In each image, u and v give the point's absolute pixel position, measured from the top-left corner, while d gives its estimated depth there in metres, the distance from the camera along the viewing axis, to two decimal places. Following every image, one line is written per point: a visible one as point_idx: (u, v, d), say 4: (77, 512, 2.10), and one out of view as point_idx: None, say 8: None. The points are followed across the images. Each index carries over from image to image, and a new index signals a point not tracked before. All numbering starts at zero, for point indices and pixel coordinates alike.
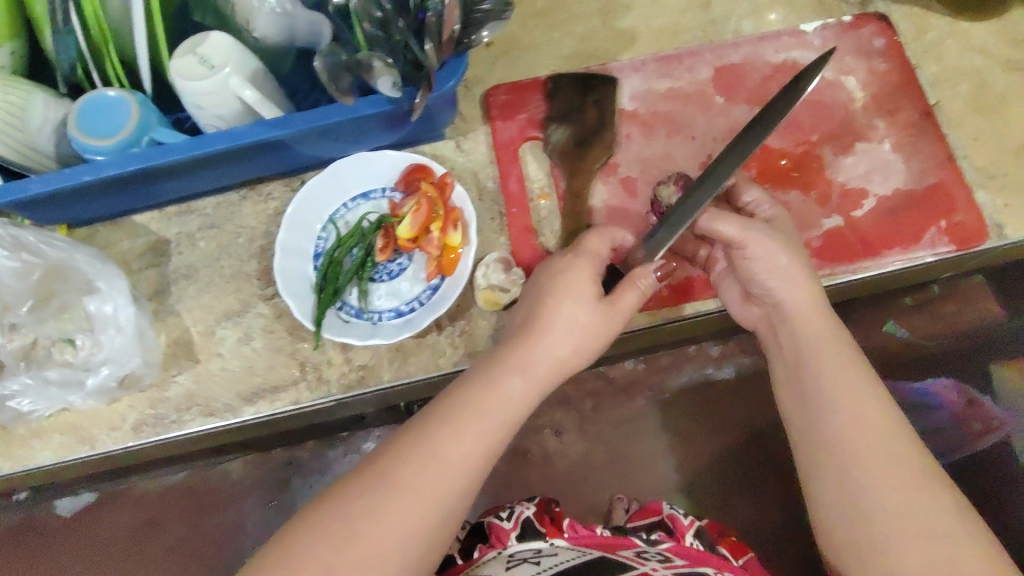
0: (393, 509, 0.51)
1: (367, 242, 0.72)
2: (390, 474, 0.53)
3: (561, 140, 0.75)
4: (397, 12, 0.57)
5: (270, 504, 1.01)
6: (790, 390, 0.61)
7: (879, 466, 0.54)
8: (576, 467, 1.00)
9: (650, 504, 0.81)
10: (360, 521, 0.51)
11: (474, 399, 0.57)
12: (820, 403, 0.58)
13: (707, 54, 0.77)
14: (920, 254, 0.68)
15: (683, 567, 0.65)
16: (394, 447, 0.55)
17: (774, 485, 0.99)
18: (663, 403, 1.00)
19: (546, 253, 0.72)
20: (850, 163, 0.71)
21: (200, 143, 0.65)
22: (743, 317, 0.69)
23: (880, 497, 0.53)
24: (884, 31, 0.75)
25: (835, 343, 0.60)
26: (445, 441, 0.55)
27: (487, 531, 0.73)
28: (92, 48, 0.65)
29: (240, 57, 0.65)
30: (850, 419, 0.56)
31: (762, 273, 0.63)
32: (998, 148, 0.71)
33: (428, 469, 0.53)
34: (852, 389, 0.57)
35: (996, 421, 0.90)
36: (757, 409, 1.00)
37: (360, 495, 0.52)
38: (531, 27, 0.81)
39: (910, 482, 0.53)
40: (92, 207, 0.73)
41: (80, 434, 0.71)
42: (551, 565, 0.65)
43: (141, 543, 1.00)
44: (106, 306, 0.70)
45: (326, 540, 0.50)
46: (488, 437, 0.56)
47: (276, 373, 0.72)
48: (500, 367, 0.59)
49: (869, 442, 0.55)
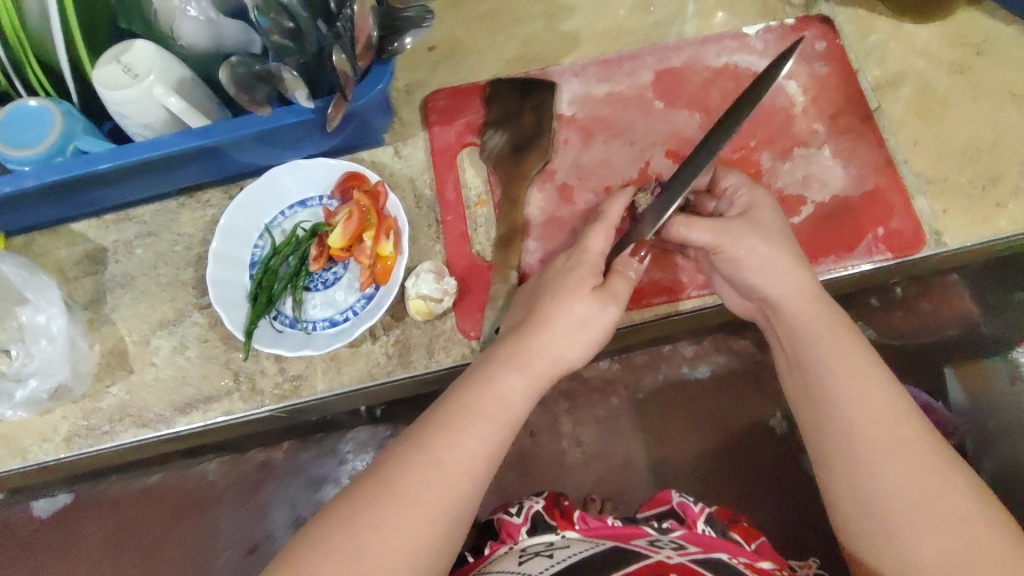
0: (390, 517, 0.50)
1: (302, 251, 0.71)
2: (394, 484, 0.52)
3: (498, 146, 0.74)
4: (313, 20, 0.59)
5: (249, 506, 0.97)
6: (797, 382, 0.61)
7: (890, 455, 0.54)
8: (554, 468, 0.97)
9: (659, 493, 0.78)
10: (366, 534, 0.49)
11: (467, 399, 0.56)
12: (825, 394, 0.57)
13: (648, 58, 0.76)
14: (856, 262, 0.67)
15: (697, 555, 0.63)
16: (393, 456, 0.54)
17: (769, 486, 0.95)
18: (639, 405, 0.97)
19: (483, 261, 0.72)
20: (788, 169, 0.70)
21: (123, 153, 0.64)
22: (741, 309, 0.68)
23: (890, 487, 0.53)
24: (827, 34, 0.74)
25: (833, 331, 0.59)
26: (446, 443, 0.54)
27: (498, 529, 0.74)
28: (13, 58, 0.66)
29: (164, 65, 0.63)
30: (856, 409, 0.56)
31: (750, 270, 0.62)
32: (938, 153, 0.70)
33: (432, 474, 0.52)
34: (859, 377, 0.57)
35: (951, 426, 0.86)
36: (740, 404, 0.97)
37: (362, 508, 0.50)
38: (475, 30, 0.80)
39: (922, 471, 0.53)
40: (26, 216, 0.73)
41: (13, 446, 0.71)
42: (563, 557, 0.64)
43: (117, 545, 0.96)
44: (39, 316, 0.70)
45: (334, 557, 0.48)
46: (489, 436, 0.55)
47: (209, 383, 0.71)
48: (491, 368, 0.58)
49: (877, 431, 0.55)
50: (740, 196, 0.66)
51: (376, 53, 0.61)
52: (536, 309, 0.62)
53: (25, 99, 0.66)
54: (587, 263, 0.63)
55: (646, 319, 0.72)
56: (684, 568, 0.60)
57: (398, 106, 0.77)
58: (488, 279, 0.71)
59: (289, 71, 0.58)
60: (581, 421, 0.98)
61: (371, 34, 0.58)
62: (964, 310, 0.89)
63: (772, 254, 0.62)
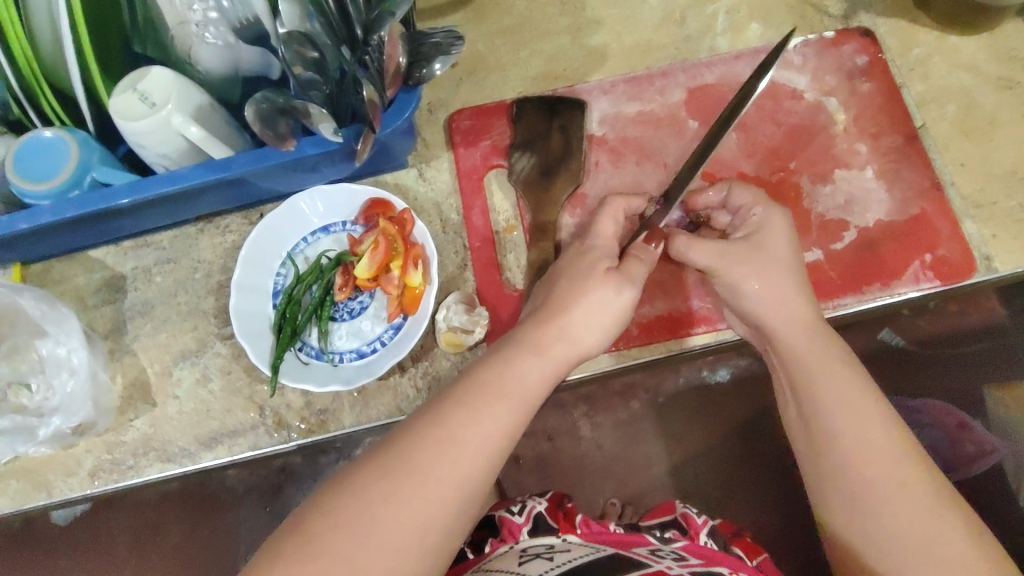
0: (406, 494, 0.47)
1: (326, 280, 0.69)
2: (410, 459, 0.48)
3: (526, 169, 0.71)
4: (337, 47, 0.57)
5: (268, 509, 0.92)
6: (794, 416, 0.57)
7: (889, 491, 0.51)
8: (574, 472, 0.93)
9: (662, 503, 0.75)
10: (378, 508, 0.46)
11: (494, 384, 0.52)
12: (825, 431, 0.54)
13: (680, 75, 0.73)
14: (904, 290, 0.65)
15: (699, 568, 0.61)
16: (408, 432, 0.50)
17: (775, 498, 0.91)
18: (659, 408, 0.93)
19: (513, 290, 0.70)
20: (829, 192, 0.68)
21: (140, 187, 0.62)
22: (743, 334, 0.65)
23: (894, 531, 0.50)
24: (867, 47, 0.71)
25: (832, 364, 0.56)
26: (466, 420, 0.50)
27: (497, 525, 0.70)
28: (25, 87, 0.64)
29: (183, 93, 0.60)
30: (855, 447, 0.52)
31: (754, 295, 0.59)
32: (986, 174, 0.68)
33: (448, 455, 0.49)
34: (857, 414, 0.53)
35: (989, 445, 0.84)
36: (758, 407, 0.92)
37: (376, 480, 0.47)
38: (498, 46, 0.77)
39: (922, 505, 0.50)
40: (43, 246, 0.71)
41: (36, 480, 0.70)
42: (564, 561, 0.60)
43: (140, 548, 0.93)
44: (60, 349, 0.69)
45: (345, 528, 0.45)
46: (507, 419, 0.51)
47: (233, 417, 0.70)
48: (509, 366, 0.54)
49: (877, 470, 0.51)
50: (753, 213, 0.62)
51: (403, 81, 0.59)
52: (548, 302, 0.58)
53: (39, 130, 0.64)
54: (598, 258, 0.60)
55: (683, 350, 0.69)
56: None
57: (421, 126, 0.75)
58: (517, 308, 0.69)
59: (316, 107, 0.57)
60: (598, 423, 0.93)
61: (399, 61, 0.56)
62: (991, 312, 0.86)
63: (776, 273, 0.59)
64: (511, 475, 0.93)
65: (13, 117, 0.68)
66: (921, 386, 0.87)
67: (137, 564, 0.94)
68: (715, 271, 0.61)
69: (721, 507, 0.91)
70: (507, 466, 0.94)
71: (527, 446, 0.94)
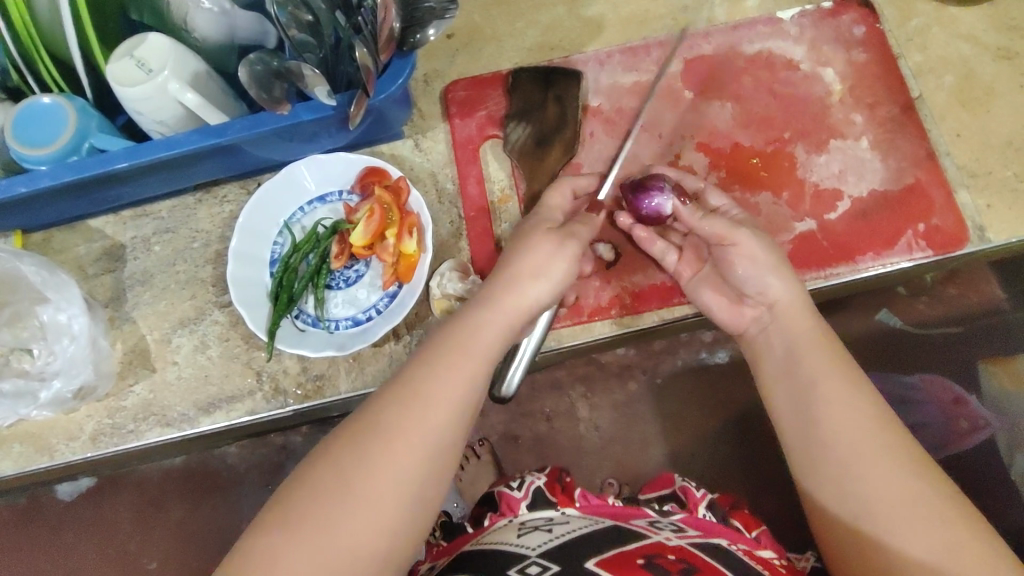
0: (377, 462, 0.47)
1: (322, 249, 0.70)
2: (378, 425, 0.48)
3: (520, 139, 0.72)
4: (331, 11, 0.57)
5: (267, 488, 0.94)
6: (777, 387, 0.58)
7: (872, 457, 0.51)
8: (570, 450, 0.94)
9: (662, 476, 0.75)
10: (350, 475, 0.47)
11: (452, 339, 0.52)
12: (808, 395, 0.55)
13: (676, 45, 0.73)
14: (896, 260, 0.65)
15: (698, 540, 0.62)
16: (379, 398, 0.51)
17: (766, 472, 0.92)
18: (656, 388, 0.94)
19: (496, 247, 0.71)
20: (823, 162, 0.68)
21: (137, 152, 0.62)
22: (719, 316, 0.63)
23: (880, 489, 0.50)
24: (865, 18, 0.71)
25: (816, 340, 0.57)
26: (434, 378, 0.50)
27: (497, 500, 0.69)
28: (23, 53, 0.65)
29: (179, 58, 0.60)
30: (838, 410, 0.53)
31: (745, 271, 0.61)
32: (983, 144, 0.68)
33: (417, 419, 0.49)
34: (837, 379, 0.55)
35: (983, 421, 0.84)
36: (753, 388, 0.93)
37: (346, 449, 0.48)
38: (495, 17, 0.77)
39: (905, 470, 0.51)
40: (43, 213, 0.72)
41: (39, 444, 0.72)
42: (563, 532, 0.62)
43: (143, 523, 0.95)
44: (60, 315, 0.69)
45: (320, 497, 0.46)
46: (469, 375, 0.51)
47: (231, 382, 0.71)
48: (461, 332, 0.53)
49: (861, 432, 0.52)
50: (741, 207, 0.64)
51: (397, 46, 0.60)
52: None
53: (38, 96, 0.64)
54: None
55: (676, 318, 0.69)
56: (683, 550, 0.59)
57: (417, 97, 0.75)
58: (493, 260, 0.70)
59: (310, 68, 0.58)
60: (596, 404, 0.94)
61: (393, 25, 0.57)
62: (992, 295, 0.86)
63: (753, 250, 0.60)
64: (508, 453, 0.94)
65: (14, 85, 0.69)
66: (918, 364, 0.87)
67: (140, 539, 0.95)
68: (735, 239, 0.61)
69: (714, 485, 0.91)
70: (504, 444, 0.95)
71: (525, 424, 0.94)
